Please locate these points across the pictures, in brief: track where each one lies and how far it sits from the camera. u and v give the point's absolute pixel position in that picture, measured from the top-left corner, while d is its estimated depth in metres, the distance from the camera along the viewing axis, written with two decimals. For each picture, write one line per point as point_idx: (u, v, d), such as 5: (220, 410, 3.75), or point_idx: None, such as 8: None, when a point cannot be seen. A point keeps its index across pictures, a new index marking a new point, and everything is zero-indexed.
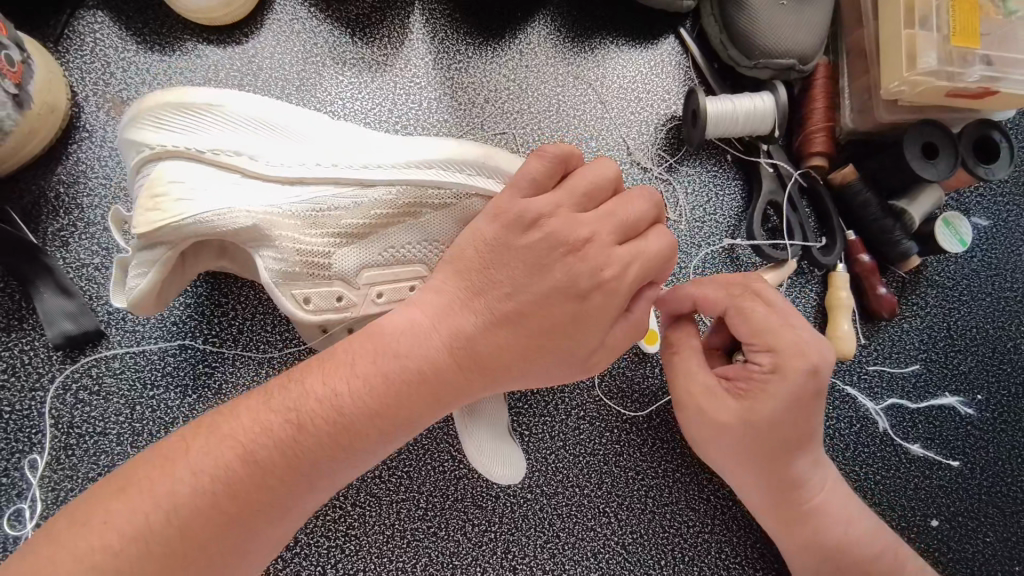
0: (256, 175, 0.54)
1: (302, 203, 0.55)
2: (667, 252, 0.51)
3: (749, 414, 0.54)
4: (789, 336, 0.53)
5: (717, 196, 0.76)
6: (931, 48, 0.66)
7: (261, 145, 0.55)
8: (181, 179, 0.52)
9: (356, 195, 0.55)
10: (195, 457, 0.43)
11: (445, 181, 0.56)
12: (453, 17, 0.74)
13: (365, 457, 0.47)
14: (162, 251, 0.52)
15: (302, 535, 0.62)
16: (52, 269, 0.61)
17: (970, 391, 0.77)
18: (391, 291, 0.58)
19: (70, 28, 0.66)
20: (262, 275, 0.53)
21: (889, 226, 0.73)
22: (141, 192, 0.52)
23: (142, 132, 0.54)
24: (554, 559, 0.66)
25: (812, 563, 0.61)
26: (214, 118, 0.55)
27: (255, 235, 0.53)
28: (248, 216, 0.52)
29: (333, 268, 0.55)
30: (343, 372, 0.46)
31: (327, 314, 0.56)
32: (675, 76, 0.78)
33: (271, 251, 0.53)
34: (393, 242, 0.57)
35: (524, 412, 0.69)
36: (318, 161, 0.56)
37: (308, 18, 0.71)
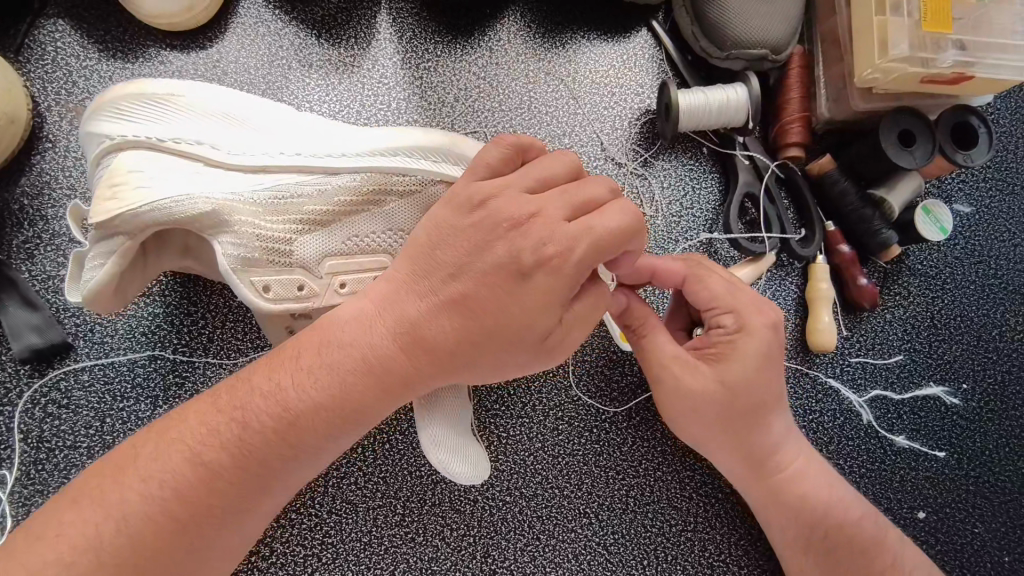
0: (218, 163, 0.53)
1: (263, 190, 0.54)
2: (630, 225, 0.48)
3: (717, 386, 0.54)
4: (745, 296, 0.55)
5: (694, 189, 0.75)
6: (902, 35, 0.65)
7: (225, 137, 0.54)
8: (141, 168, 0.52)
9: (320, 182, 0.55)
10: (145, 463, 0.43)
11: (410, 170, 0.55)
12: (421, 15, 0.73)
13: (322, 450, 0.47)
14: (119, 241, 0.51)
15: (278, 544, 0.62)
16: (16, 282, 0.60)
17: (955, 380, 0.76)
18: (355, 281, 0.56)
19: (30, 38, 0.65)
20: (221, 262, 0.52)
21: (869, 215, 0.72)
22: (101, 181, 0.52)
23: (103, 123, 0.53)
24: (535, 562, 0.65)
25: (794, 536, 0.60)
26: (175, 108, 0.54)
27: (214, 221, 0.52)
28: (207, 202, 0.51)
29: (294, 254, 0.54)
30: (293, 367, 0.46)
31: (288, 302, 0.54)
32: (648, 69, 0.77)
33: (231, 236, 0.52)
34: (357, 229, 0.55)
35: (500, 414, 0.68)
36: (282, 150, 0.55)
37: (273, 20, 0.70)
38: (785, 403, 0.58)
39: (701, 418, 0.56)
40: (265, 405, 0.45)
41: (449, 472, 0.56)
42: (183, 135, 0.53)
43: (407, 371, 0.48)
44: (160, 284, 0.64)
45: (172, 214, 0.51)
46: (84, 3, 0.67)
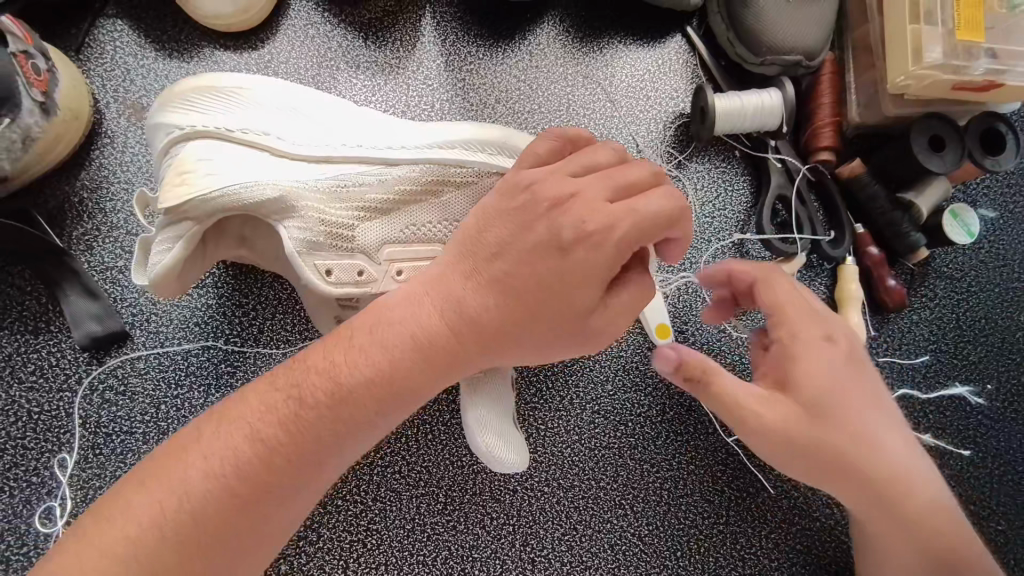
0: (283, 154, 0.56)
1: (327, 179, 0.56)
2: (674, 212, 0.48)
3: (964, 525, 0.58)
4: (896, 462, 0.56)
5: (727, 191, 0.77)
6: (935, 42, 0.67)
7: (290, 127, 0.57)
8: (210, 157, 0.54)
9: (380, 172, 0.57)
10: (207, 443, 0.44)
11: (467, 162, 0.57)
12: (464, 19, 0.75)
13: (375, 424, 0.48)
14: (186, 228, 0.52)
15: (325, 529, 0.64)
16: (77, 272, 0.63)
17: (980, 381, 0.77)
18: (411, 268, 0.57)
19: (90, 37, 0.68)
20: (287, 244, 0.54)
21: (897, 218, 0.74)
22: (169, 170, 0.53)
23: (172, 115, 0.55)
24: (572, 551, 0.67)
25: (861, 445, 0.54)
26: (241, 100, 0.56)
27: (281, 207, 0.54)
28: (274, 189, 0.54)
29: (356, 240, 0.56)
30: (347, 345, 0.48)
31: (348, 287, 0.55)
32: (683, 74, 0.79)
33: (296, 222, 0.54)
34: (415, 219, 0.57)
35: (540, 407, 0.70)
36: (343, 143, 0.58)
37: (322, 23, 0.72)
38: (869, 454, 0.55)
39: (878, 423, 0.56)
40: (319, 381, 0.47)
41: (490, 455, 0.58)
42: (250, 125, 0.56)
43: (454, 346, 0.50)
44: (212, 276, 0.66)
45: (241, 200, 0.53)
46: (142, 5, 0.69)
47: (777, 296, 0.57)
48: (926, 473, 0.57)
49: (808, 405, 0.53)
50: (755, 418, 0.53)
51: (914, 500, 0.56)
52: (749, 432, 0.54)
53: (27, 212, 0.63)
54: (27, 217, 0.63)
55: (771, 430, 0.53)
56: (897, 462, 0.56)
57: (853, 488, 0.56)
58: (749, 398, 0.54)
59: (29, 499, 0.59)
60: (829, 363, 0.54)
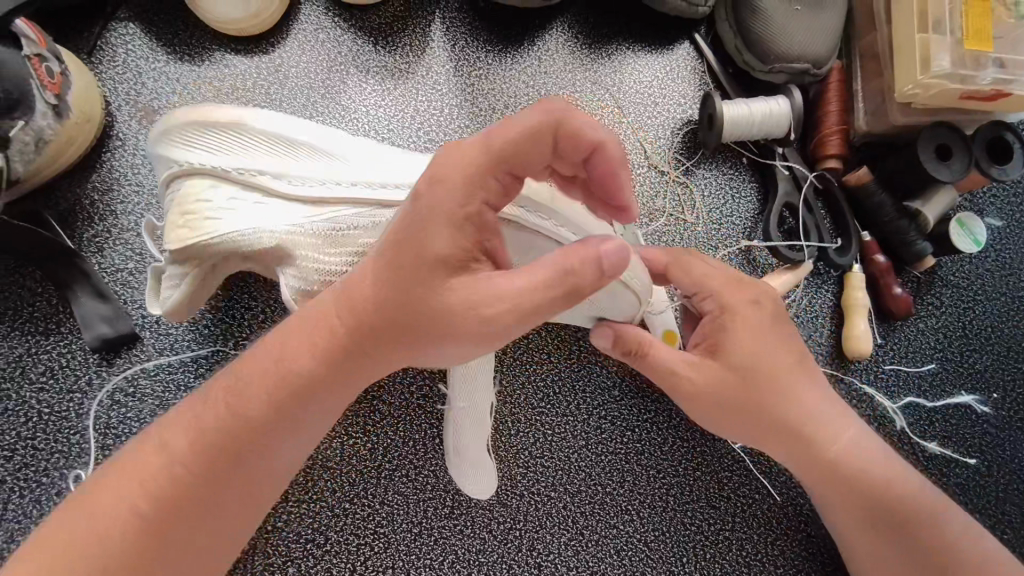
0: (279, 195, 0.56)
1: (323, 223, 0.55)
2: (558, 120, 0.44)
3: (904, 466, 0.62)
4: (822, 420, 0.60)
5: (734, 198, 0.77)
6: (943, 52, 0.67)
7: (287, 165, 0.57)
8: (210, 199, 0.55)
9: (375, 216, 0.56)
10: (128, 466, 0.43)
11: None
12: (473, 25, 0.76)
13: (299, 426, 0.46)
14: (189, 271, 0.56)
15: (332, 532, 0.64)
16: (88, 274, 0.63)
17: (986, 390, 0.77)
18: None
19: (102, 40, 0.68)
20: (284, 293, 0.55)
21: (904, 227, 0.74)
22: (173, 209, 0.56)
23: (173, 149, 0.56)
24: (578, 557, 0.67)
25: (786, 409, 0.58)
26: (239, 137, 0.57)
27: (279, 255, 0.55)
28: (270, 238, 0.55)
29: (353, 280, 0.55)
30: (276, 351, 0.45)
31: None
32: (691, 81, 0.79)
33: (292, 268, 0.55)
34: None
35: (546, 412, 0.70)
36: (349, 184, 0.56)
37: (332, 27, 0.73)
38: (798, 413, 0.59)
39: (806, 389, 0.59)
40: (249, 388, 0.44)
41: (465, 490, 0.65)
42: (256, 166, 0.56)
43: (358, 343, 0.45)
44: (222, 279, 0.67)
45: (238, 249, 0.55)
46: (154, 9, 0.69)
47: (702, 272, 0.57)
48: (848, 425, 0.61)
49: (739, 369, 0.56)
50: (689, 383, 0.56)
51: (843, 454, 0.60)
52: (683, 398, 0.57)
53: (39, 214, 0.64)
54: (39, 218, 0.64)
55: (706, 393, 0.56)
56: (821, 415, 0.59)
57: (782, 443, 0.59)
58: (685, 366, 0.56)
59: (38, 499, 0.60)
60: (751, 325, 0.56)
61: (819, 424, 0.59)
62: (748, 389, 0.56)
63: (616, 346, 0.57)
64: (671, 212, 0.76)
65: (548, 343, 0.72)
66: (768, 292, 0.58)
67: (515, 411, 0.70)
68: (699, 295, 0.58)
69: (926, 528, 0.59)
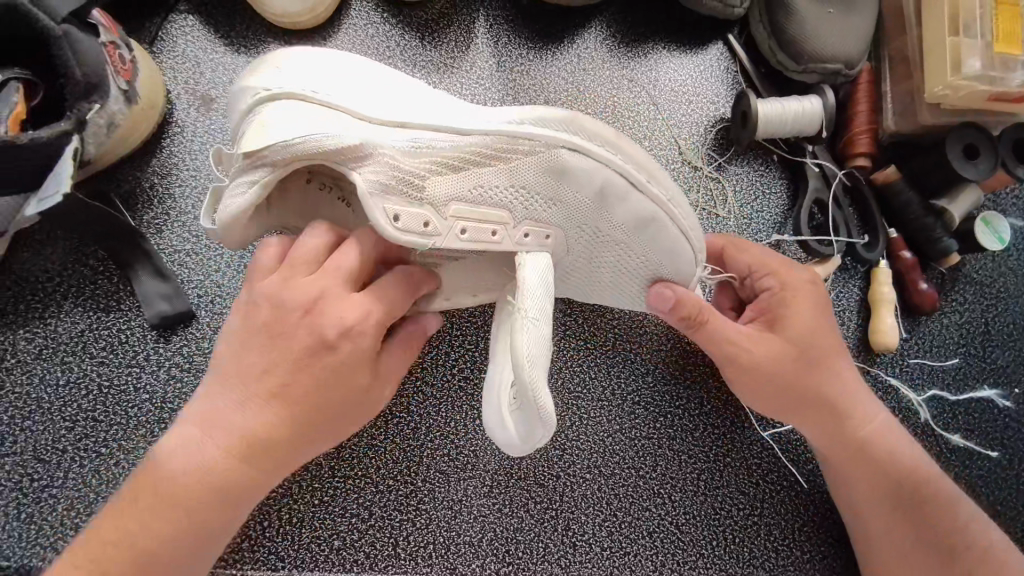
0: (363, 118, 0.56)
1: (405, 141, 0.56)
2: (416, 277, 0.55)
3: (931, 462, 0.65)
4: (862, 403, 0.64)
5: (765, 194, 0.80)
6: (974, 55, 0.70)
7: (366, 98, 0.57)
8: (291, 116, 0.54)
9: (454, 139, 0.57)
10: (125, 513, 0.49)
11: (584, 151, 0.58)
12: (516, 23, 0.78)
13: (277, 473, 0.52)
14: (262, 176, 0.53)
15: (376, 508, 0.66)
16: (149, 254, 0.65)
17: (1007, 384, 0.79)
18: (475, 229, 0.57)
19: (163, 31, 0.71)
20: (359, 186, 0.52)
21: (930, 224, 0.77)
22: (252, 125, 0.54)
23: (261, 79, 0.57)
24: (611, 537, 0.69)
25: (830, 390, 0.63)
26: (323, 72, 0.58)
27: (358, 154, 0.53)
28: (353, 138, 0.53)
29: (426, 192, 0.55)
30: (223, 424, 0.50)
31: (414, 235, 0.54)
32: (724, 80, 0.82)
33: (370, 167, 0.54)
34: (482, 181, 0.57)
35: (583, 397, 0.72)
36: (419, 112, 0.58)
37: (381, 23, 0.76)
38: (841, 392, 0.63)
39: (845, 372, 0.64)
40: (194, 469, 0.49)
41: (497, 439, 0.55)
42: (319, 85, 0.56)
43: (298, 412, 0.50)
44: None
45: (321, 147, 0.52)
46: (213, 2, 0.72)
47: (756, 256, 0.65)
48: (882, 414, 0.65)
49: (792, 341, 0.61)
50: (746, 352, 0.61)
51: (879, 440, 0.64)
52: (737, 367, 0.62)
53: (103, 195, 0.66)
54: (103, 199, 0.66)
55: (761, 362, 0.61)
56: (857, 393, 0.64)
57: (826, 421, 0.63)
58: (742, 337, 0.61)
59: (98, 468, 0.62)
60: (807, 304, 0.63)
61: (857, 404, 0.64)
62: (802, 361, 0.61)
63: (675, 311, 0.62)
64: (704, 206, 0.78)
65: (584, 330, 0.74)
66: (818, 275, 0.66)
67: (553, 394, 0.72)
68: (760, 276, 0.65)
69: (951, 517, 0.62)
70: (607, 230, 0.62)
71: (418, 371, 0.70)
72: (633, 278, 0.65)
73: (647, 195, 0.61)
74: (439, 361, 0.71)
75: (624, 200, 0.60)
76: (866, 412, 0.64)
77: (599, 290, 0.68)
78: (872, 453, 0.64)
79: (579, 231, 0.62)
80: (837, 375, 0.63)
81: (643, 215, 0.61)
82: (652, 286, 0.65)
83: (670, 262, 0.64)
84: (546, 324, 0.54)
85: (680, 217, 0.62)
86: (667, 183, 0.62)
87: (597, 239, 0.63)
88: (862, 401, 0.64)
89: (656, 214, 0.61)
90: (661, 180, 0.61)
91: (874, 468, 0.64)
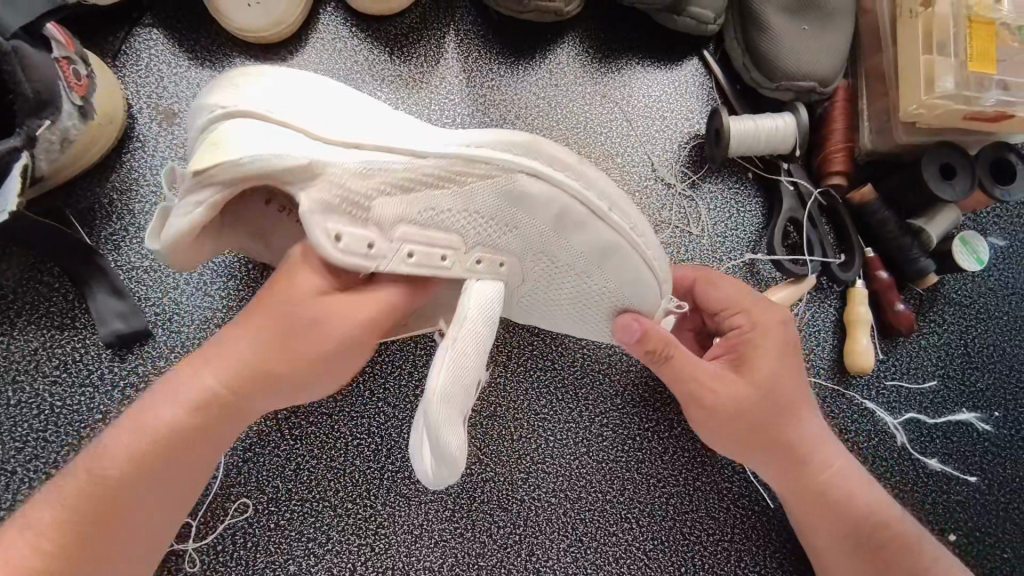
0: (318, 136, 0.51)
1: (359, 164, 0.52)
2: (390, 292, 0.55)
3: (898, 507, 0.64)
4: (827, 451, 0.63)
5: (739, 212, 0.78)
6: (948, 73, 0.68)
7: (326, 118, 0.53)
8: (243, 134, 0.50)
9: (409, 161, 0.53)
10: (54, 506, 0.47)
11: (545, 177, 0.56)
12: (487, 38, 0.77)
13: (251, 412, 0.52)
14: (212, 194, 0.49)
15: (334, 533, 0.65)
16: (105, 271, 0.64)
17: (987, 408, 0.78)
18: (423, 253, 0.55)
19: (126, 45, 0.70)
20: (305, 206, 0.49)
21: (907, 244, 0.75)
22: (204, 144, 0.51)
23: (217, 95, 0.53)
24: (577, 563, 0.68)
25: (797, 436, 0.62)
26: (281, 91, 0.54)
27: (309, 174, 0.50)
28: (303, 155, 0.50)
29: (372, 211, 0.53)
30: (175, 392, 0.49)
31: (355, 258, 0.52)
32: (698, 96, 0.80)
33: (318, 188, 0.50)
34: (434, 203, 0.55)
35: (549, 418, 0.71)
36: (376, 134, 0.54)
37: (350, 37, 0.75)
38: (808, 430, 0.62)
39: (814, 416, 0.63)
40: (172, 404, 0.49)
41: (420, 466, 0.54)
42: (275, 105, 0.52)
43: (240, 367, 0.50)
44: (234, 280, 0.68)
45: (270, 166, 0.49)
46: (178, 15, 0.71)
47: (730, 292, 0.64)
48: (844, 455, 0.64)
49: (760, 385, 0.60)
50: (710, 393, 0.60)
51: (839, 482, 0.63)
52: (699, 406, 0.61)
53: (59, 212, 0.66)
54: (59, 216, 0.65)
55: (726, 404, 0.60)
56: (824, 437, 0.63)
57: (787, 462, 0.62)
58: (707, 376, 0.60)
59: None
60: (775, 349, 0.61)
61: (823, 450, 0.63)
62: (765, 404, 0.60)
63: (641, 344, 0.60)
64: (676, 224, 0.77)
65: (551, 350, 0.73)
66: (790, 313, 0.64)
67: (518, 416, 0.70)
68: (731, 313, 0.64)
69: (912, 561, 0.61)
70: (569, 256, 0.60)
71: (380, 392, 0.69)
72: (600, 301, 0.63)
73: (608, 223, 0.59)
74: (401, 381, 0.70)
75: (583, 226, 0.58)
76: (834, 457, 0.63)
77: (561, 317, 0.66)
78: (830, 497, 0.63)
79: (535, 258, 0.60)
80: (809, 416, 0.63)
81: (603, 245, 0.59)
82: (619, 316, 0.63)
83: (634, 291, 0.62)
84: (474, 344, 0.54)
85: (643, 245, 0.60)
86: (630, 211, 0.60)
87: (555, 266, 0.61)
88: (828, 447, 0.63)
89: (618, 243, 0.59)
90: (624, 208, 0.60)
91: (834, 510, 0.62)
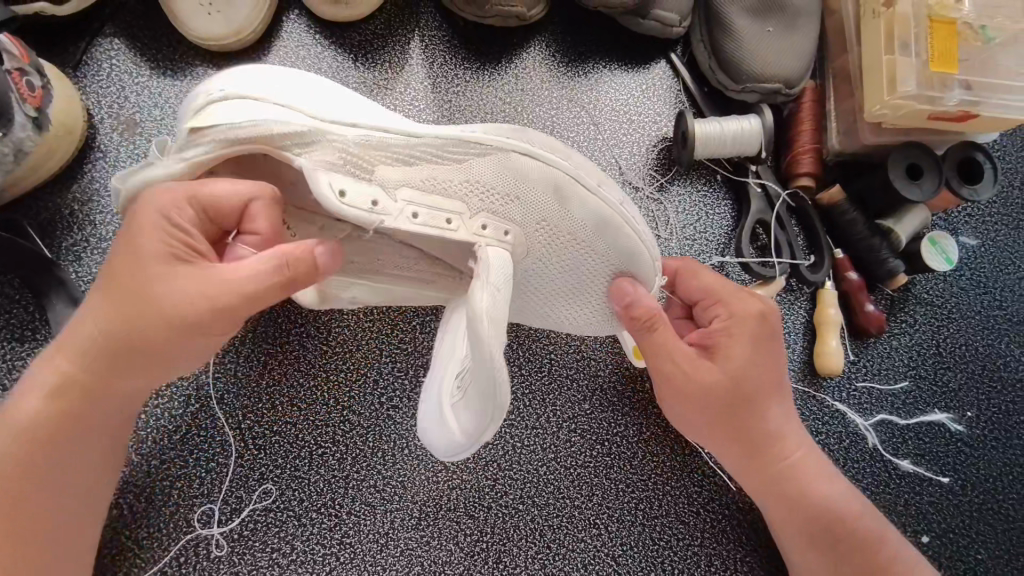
0: (313, 116, 0.54)
1: (357, 135, 0.55)
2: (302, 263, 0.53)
3: (861, 499, 0.64)
4: (791, 445, 0.63)
5: (708, 214, 0.78)
6: (911, 74, 0.68)
7: (326, 106, 0.57)
8: (242, 109, 0.53)
9: (405, 136, 0.56)
10: None
11: (538, 156, 0.58)
12: (452, 43, 0.77)
13: (115, 390, 0.54)
14: (199, 151, 0.52)
15: (298, 542, 0.65)
16: (65, 282, 0.64)
17: (959, 408, 0.78)
18: (427, 215, 0.56)
19: (87, 55, 0.70)
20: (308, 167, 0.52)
21: (876, 245, 0.75)
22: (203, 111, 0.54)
23: (221, 79, 0.56)
24: (545, 569, 0.67)
25: (763, 428, 0.62)
26: (286, 84, 0.57)
27: (306, 141, 0.53)
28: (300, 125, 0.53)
29: (376, 175, 0.55)
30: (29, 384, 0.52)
31: (359, 213, 0.53)
32: (667, 99, 0.80)
33: (320, 152, 0.54)
34: (431, 171, 0.56)
35: (517, 424, 0.70)
36: (375, 117, 0.57)
37: (314, 44, 0.74)
38: (775, 421, 0.62)
39: (783, 407, 0.63)
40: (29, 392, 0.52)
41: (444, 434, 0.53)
42: (273, 91, 0.55)
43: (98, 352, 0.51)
44: None
45: (263, 129, 0.52)
46: (139, 25, 0.71)
47: (708, 283, 0.63)
48: (806, 447, 0.64)
49: (725, 376, 0.59)
50: (681, 376, 0.60)
51: (800, 473, 0.63)
52: (671, 387, 0.61)
53: (18, 223, 0.65)
54: (18, 227, 0.65)
55: (696, 388, 0.59)
56: (791, 431, 0.63)
57: (750, 452, 0.62)
58: (682, 360, 0.59)
59: None
60: (749, 339, 0.60)
61: (786, 443, 0.63)
62: (733, 395, 0.59)
63: (627, 311, 0.59)
64: None
65: (518, 356, 0.73)
66: (773, 308, 0.62)
67: None
68: (708, 303, 0.63)
69: (866, 558, 0.61)
70: (565, 234, 0.59)
71: (346, 399, 0.69)
72: (594, 285, 0.61)
73: (598, 198, 0.59)
74: (368, 389, 0.69)
75: (575, 197, 0.59)
76: (796, 453, 0.63)
77: (550, 303, 0.63)
78: (790, 488, 0.62)
79: (537, 228, 0.59)
80: (776, 407, 0.62)
81: (598, 218, 0.59)
82: (613, 282, 0.61)
83: (632, 270, 0.61)
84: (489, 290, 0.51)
85: (635, 221, 0.60)
86: (615, 189, 0.61)
87: (553, 238, 0.59)
88: (794, 437, 0.63)
89: (610, 214, 0.59)
90: (610, 186, 0.61)
91: (794, 500, 0.63)
